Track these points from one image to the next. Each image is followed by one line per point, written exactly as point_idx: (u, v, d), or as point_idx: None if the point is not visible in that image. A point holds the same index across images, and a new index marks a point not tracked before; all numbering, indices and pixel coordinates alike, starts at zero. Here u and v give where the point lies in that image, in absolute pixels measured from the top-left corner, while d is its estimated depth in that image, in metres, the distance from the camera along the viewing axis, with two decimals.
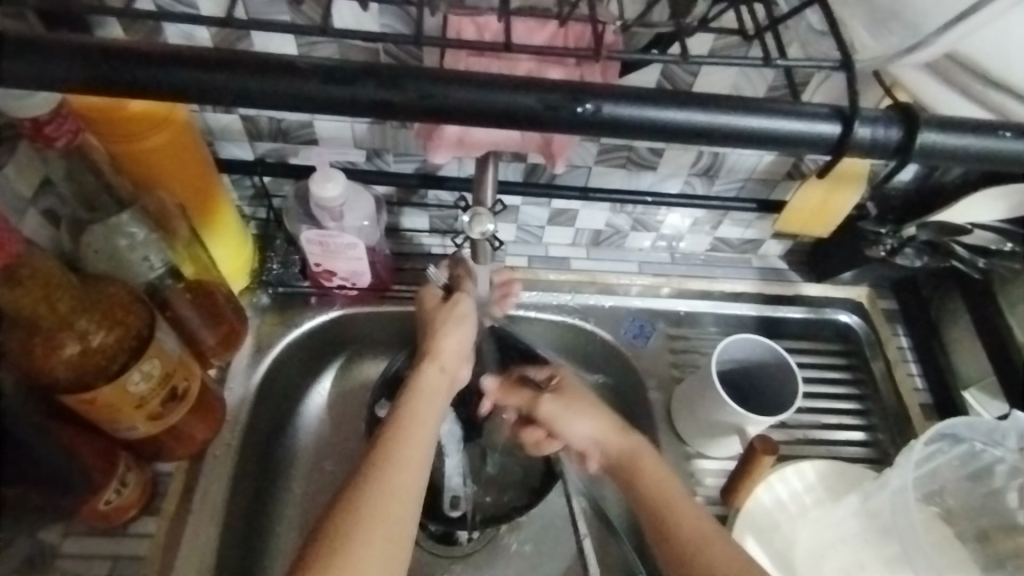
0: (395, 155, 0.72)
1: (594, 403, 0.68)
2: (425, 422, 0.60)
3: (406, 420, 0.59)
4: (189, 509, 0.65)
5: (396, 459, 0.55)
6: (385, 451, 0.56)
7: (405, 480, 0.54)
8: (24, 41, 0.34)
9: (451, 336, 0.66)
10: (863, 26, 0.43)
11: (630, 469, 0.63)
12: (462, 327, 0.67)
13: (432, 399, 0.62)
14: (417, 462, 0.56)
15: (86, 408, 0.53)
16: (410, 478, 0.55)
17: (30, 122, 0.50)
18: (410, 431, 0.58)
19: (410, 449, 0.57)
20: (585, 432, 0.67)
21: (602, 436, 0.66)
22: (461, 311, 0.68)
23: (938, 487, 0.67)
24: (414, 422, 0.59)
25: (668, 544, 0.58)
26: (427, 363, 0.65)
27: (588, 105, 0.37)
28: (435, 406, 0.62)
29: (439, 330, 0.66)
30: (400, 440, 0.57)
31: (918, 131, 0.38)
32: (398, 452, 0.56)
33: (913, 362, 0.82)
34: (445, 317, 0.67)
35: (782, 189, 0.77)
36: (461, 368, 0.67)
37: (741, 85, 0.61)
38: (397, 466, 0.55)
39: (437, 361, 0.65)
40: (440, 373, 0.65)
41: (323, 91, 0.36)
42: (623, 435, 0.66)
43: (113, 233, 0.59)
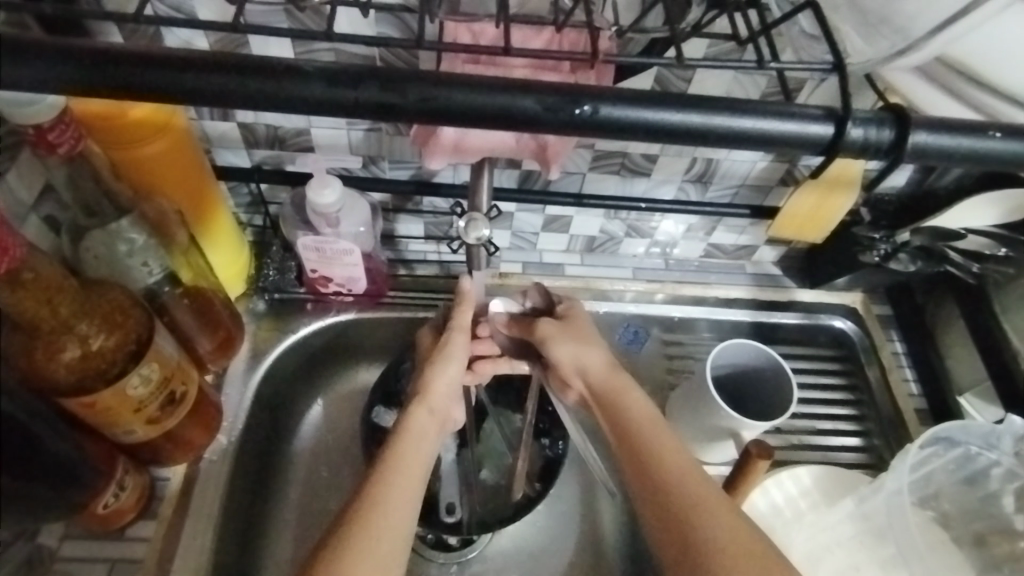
0: (390, 162, 0.72)
1: (592, 335, 0.67)
2: (413, 463, 0.60)
3: (395, 463, 0.59)
4: (186, 513, 0.65)
5: (383, 507, 0.55)
6: (373, 496, 0.56)
7: (389, 529, 0.54)
8: (26, 43, 0.34)
9: (440, 378, 0.66)
10: (856, 32, 0.43)
11: (613, 402, 0.62)
12: (455, 368, 0.67)
13: (420, 441, 0.62)
14: (404, 511, 0.56)
15: (85, 411, 0.53)
16: (399, 526, 0.55)
17: (34, 129, 0.50)
18: (398, 473, 0.58)
19: (399, 496, 0.57)
20: (575, 354, 0.65)
21: (593, 369, 0.64)
22: (453, 351, 0.68)
23: (933, 491, 0.68)
24: (403, 465, 0.59)
25: (643, 485, 0.57)
26: (416, 406, 0.65)
27: (586, 107, 0.37)
28: (424, 448, 0.62)
29: (429, 372, 0.67)
30: (389, 484, 0.57)
31: (910, 132, 0.39)
32: (386, 499, 0.56)
33: (907, 368, 0.83)
34: (436, 359, 0.67)
35: (776, 196, 0.78)
36: (450, 411, 0.67)
37: (734, 90, 0.62)
38: (384, 513, 0.55)
39: (426, 403, 0.65)
40: (429, 416, 0.64)
41: (325, 94, 0.36)
42: (614, 370, 0.64)
43: (113, 239, 0.59)
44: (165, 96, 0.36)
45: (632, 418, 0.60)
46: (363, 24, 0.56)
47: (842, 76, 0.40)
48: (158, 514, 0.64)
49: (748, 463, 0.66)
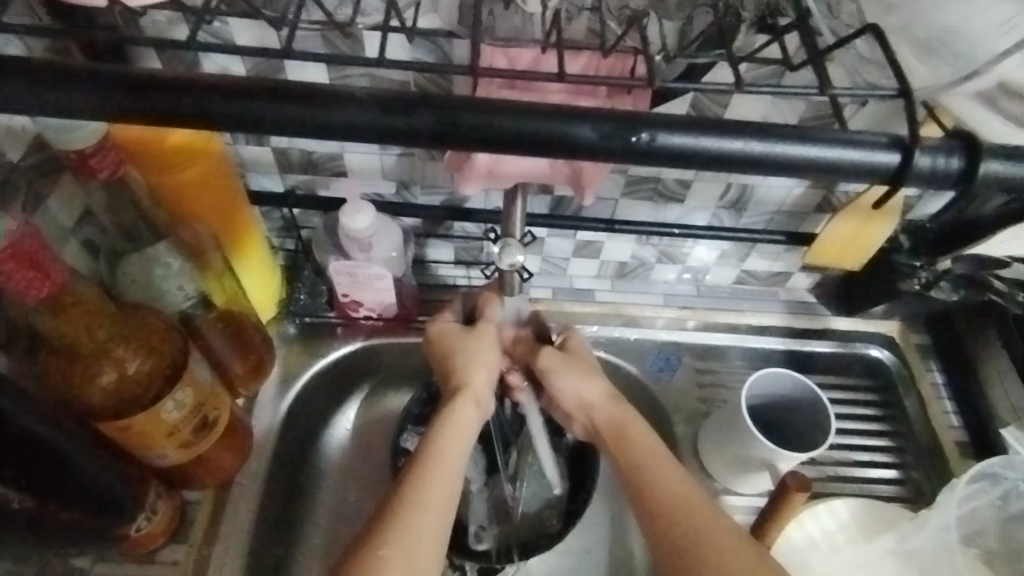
0: (422, 187, 0.72)
1: (592, 366, 0.67)
2: (452, 460, 0.58)
3: (432, 462, 0.57)
4: (216, 540, 0.64)
5: (419, 507, 0.54)
6: (409, 498, 0.54)
7: (423, 531, 0.53)
8: (72, 71, 0.35)
9: (484, 365, 0.65)
10: (913, 56, 0.42)
11: (619, 437, 0.62)
12: (489, 357, 0.65)
13: (459, 436, 0.60)
14: (437, 530, 0.54)
15: (121, 435, 0.53)
16: (430, 526, 0.53)
17: (75, 155, 0.51)
18: (436, 471, 0.56)
19: (437, 492, 0.55)
20: (576, 388, 0.65)
21: (594, 401, 0.64)
22: (489, 338, 0.66)
23: (978, 529, 0.66)
24: (440, 462, 0.57)
25: (661, 534, 0.55)
26: (460, 398, 0.63)
27: (645, 135, 0.36)
28: (462, 443, 0.60)
29: (469, 361, 0.64)
30: (427, 483, 0.56)
31: (981, 160, 0.38)
32: (423, 499, 0.54)
33: (946, 400, 0.79)
34: (472, 343, 0.65)
35: (813, 222, 0.77)
36: (493, 401, 0.65)
37: (773, 115, 0.61)
38: (414, 534, 0.52)
39: (471, 394, 0.63)
40: (474, 407, 0.63)
41: (370, 121, 0.36)
42: (617, 403, 0.64)
43: (149, 264, 0.59)
44: (211, 122, 0.36)
45: (650, 460, 0.59)
46: (401, 49, 0.56)
47: (909, 102, 0.39)
48: (189, 538, 0.64)
49: (785, 497, 0.63)
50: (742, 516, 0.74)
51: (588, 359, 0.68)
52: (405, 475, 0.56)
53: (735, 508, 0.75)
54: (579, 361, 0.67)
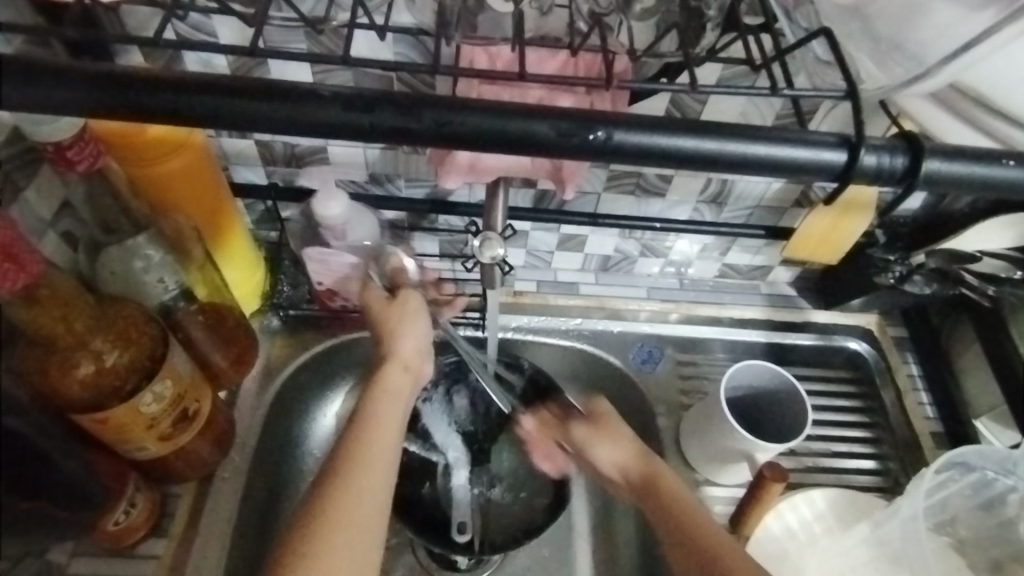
0: (406, 180, 0.73)
1: (628, 433, 0.66)
2: (391, 420, 0.60)
3: (372, 424, 0.59)
4: (197, 531, 0.65)
5: (367, 469, 0.55)
6: (356, 444, 0.57)
7: (368, 488, 0.55)
8: (47, 67, 0.35)
9: (410, 333, 0.66)
10: (871, 60, 0.43)
11: (650, 489, 0.61)
12: (418, 323, 0.66)
13: (395, 399, 0.62)
14: (383, 472, 0.56)
15: (100, 428, 0.54)
16: (376, 485, 0.55)
17: (52, 147, 0.52)
18: (377, 425, 0.59)
19: (380, 450, 0.57)
20: (612, 455, 0.65)
21: (626, 463, 0.64)
22: (414, 307, 0.67)
23: (949, 517, 0.67)
24: (382, 419, 0.59)
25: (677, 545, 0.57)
26: (389, 363, 0.64)
27: (600, 132, 0.37)
28: (398, 407, 0.61)
29: (396, 327, 0.65)
30: (369, 442, 0.57)
31: (924, 158, 0.38)
32: (367, 451, 0.57)
33: (923, 392, 0.81)
34: (402, 316, 0.66)
35: (790, 216, 0.78)
36: (424, 365, 0.67)
37: (749, 113, 0.62)
38: (366, 470, 0.55)
39: (400, 361, 0.64)
40: (404, 372, 0.64)
41: (345, 117, 0.37)
42: (644, 460, 0.63)
43: (129, 256, 0.60)
44: (194, 120, 0.37)
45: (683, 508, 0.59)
46: (380, 46, 0.57)
47: (855, 102, 0.39)
48: (168, 532, 0.64)
49: (761, 486, 0.66)
50: (722, 507, 0.75)
51: (622, 425, 0.67)
52: (353, 423, 0.59)
53: (713, 499, 0.75)
54: (614, 428, 0.66)
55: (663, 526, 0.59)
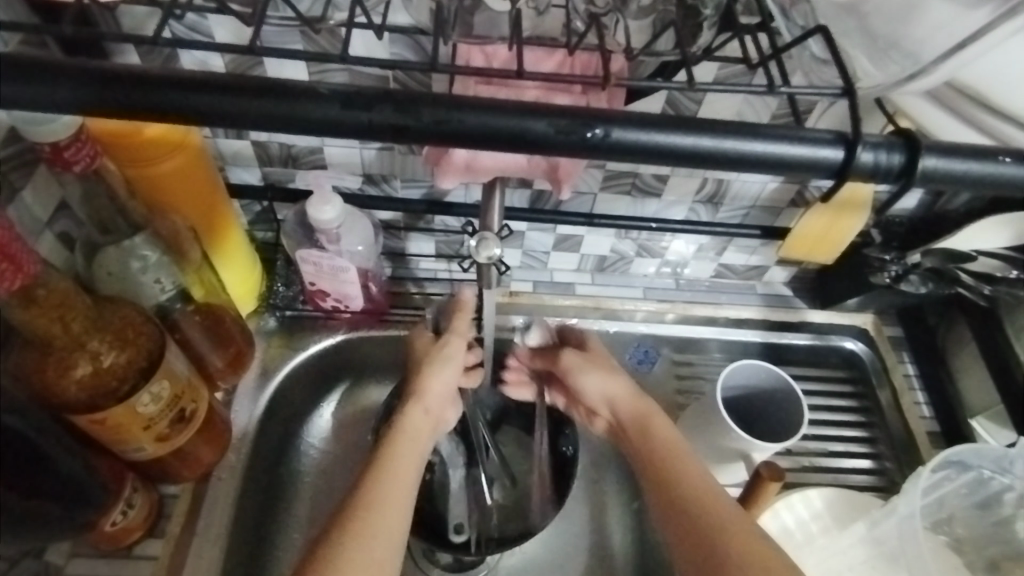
0: (403, 181, 0.73)
1: (613, 366, 0.70)
2: (407, 469, 0.59)
3: (386, 471, 0.58)
4: (194, 531, 0.65)
5: (380, 514, 0.55)
6: (371, 493, 0.56)
7: (382, 535, 0.54)
8: (44, 66, 0.35)
9: (438, 376, 0.66)
10: (866, 57, 0.43)
11: (640, 429, 0.64)
12: (449, 369, 0.66)
13: (414, 444, 0.62)
14: (396, 522, 0.56)
15: (97, 428, 0.54)
16: (388, 535, 0.55)
17: (50, 147, 0.51)
18: (393, 473, 0.58)
19: (395, 493, 0.57)
20: (601, 387, 0.68)
21: (614, 395, 0.67)
22: (450, 351, 0.67)
23: (946, 515, 0.67)
24: (398, 466, 0.59)
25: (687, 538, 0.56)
26: (411, 405, 0.64)
27: (599, 130, 0.37)
28: (418, 452, 0.62)
29: (425, 368, 0.66)
30: (383, 489, 0.57)
31: (921, 155, 0.38)
32: (380, 499, 0.56)
33: (918, 391, 0.82)
34: (432, 360, 0.66)
35: (787, 215, 0.78)
36: (445, 411, 0.67)
37: (745, 111, 0.63)
38: (378, 516, 0.55)
39: (421, 403, 0.64)
40: (424, 415, 0.64)
41: (343, 116, 0.37)
42: (636, 398, 0.66)
43: (125, 256, 0.60)
44: (193, 118, 0.37)
45: (669, 450, 0.62)
46: (377, 45, 0.57)
47: (853, 99, 0.40)
48: (165, 533, 0.64)
49: (760, 485, 0.65)
50: None
51: (610, 360, 0.71)
52: (370, 471, 0.59)
53: None
54: (599, 359, 0.70)
55: (648, 465, 0.62)
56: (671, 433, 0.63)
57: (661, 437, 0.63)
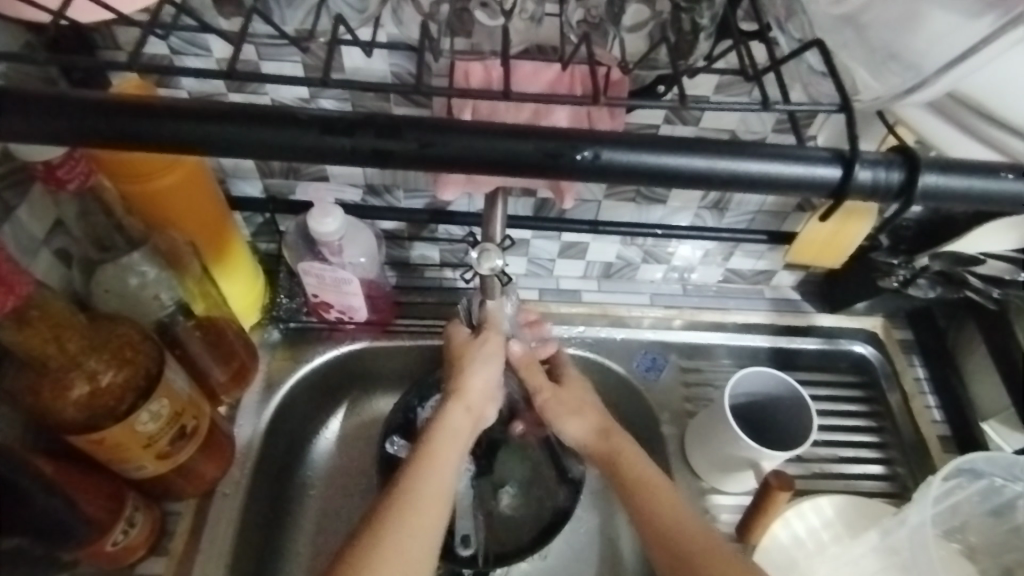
0: (405, 191, 0.72)
1: (591, 404, 0.69)
2: (449, 464, 0.60)
3: (429, 462, 0.59)
4: (197, 549, 0.64)
5: (418, 506, 0.56)
6: (409, 488, 0.57)
7: (420, 529, 0.55)
8: (31, 98, 0.35)
9: (479, 375, 0.66)
10: (865, 69, 0.42)
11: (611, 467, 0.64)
12: (491, 366, 0.67)
13: (457, 435, 0.63)
14: (436, 510, 0.57)
15: (95, 447, 0.54)
16: (428, 522, 0.56)
17: (43, 166, 0.52)
18: (435, 466, 0.59)
19: (438, 483, 0.58)
20: (569, 425, 0.68)
21: (588, 437, 0.67)
22: (492, 347, 0.67)
23: (959, 523, 0.66)
24: (441, 458, 0.60)
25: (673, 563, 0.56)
26: (453, 403, 0.65)
27: (587, 152, 0.36)
28: (460, 446, 0.62)
29: (467, 367, 0.66)
30: (426, 481, 0.58)
31: (920, 173, 0.38)
32: (420, 493, 0.57)
33: (930, 394, 0.80)
34: (470, 358, 0.67)
35: (794, 221, 0.77)
36: (488, 407, 0.67)
37: (749, 119, 0.61)
38: (418, 508, 0.56)
39: (464, 401, 0.65)
40: (466, 413, 0.64)
41: (322, 141, 0.36)
42: (606, 436, 0.66)
43: (124, 273, 0.60)
44: (197, 148, 0.36)
45: (646, 486, 0.61)
46: (373, 59, 0.57)
47: (850, 116, 0.39)
48: (168, 551, 0.64)
49: (768, 495, 0.65)
50: (727, 515, 0.74)
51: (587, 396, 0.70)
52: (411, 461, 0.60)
53: (720, 507, 0.74)
54: (577, 399, 0.69)
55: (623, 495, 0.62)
56: (645, 467, 0.63)
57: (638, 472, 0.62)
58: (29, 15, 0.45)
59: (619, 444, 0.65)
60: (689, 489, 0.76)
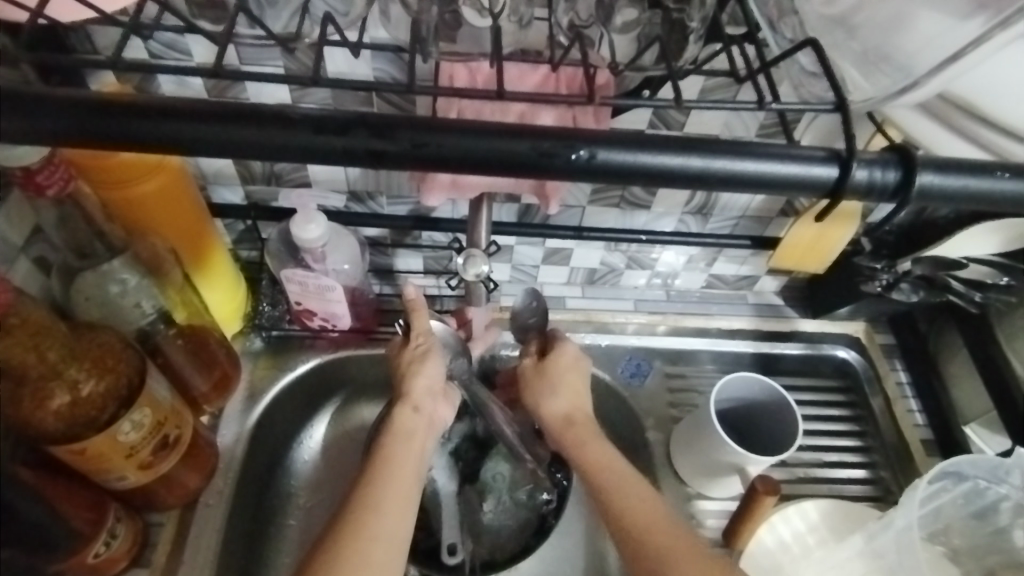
0: (388, 198, 0.72)
1: (576, 383, 0.68)
2: (405, 468, 0.59)
3: (385, 471, 0.58)
4: (180, 561, 0.63)
5: (378, 513, 0.55)
6: (364, 501, 0.56)
7: (382, 536, 0.54)
8: (12, 95, 0.34)
9: (423, 374, 0.65)
10: (856, 70, 0.42)
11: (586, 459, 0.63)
12: (433, 364, 0.66)
13: (408, 444, 0.61)
14: (398, 515, 0.55)
15: (76, 459, 0.53)
16: (393, 527, 0.55)
17: (21, 171, 0.51)
18: (387, 474, 0.58)
19: (390, 497, 0.56)
20: (557, 408, 0.67)
21: (571, 422, 0.66)
22: (427, 346, 0.66)
23: (942, 526, 0.66)
24: (391, 470, 0.58)
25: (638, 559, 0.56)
26: (400, 407, 0.63)
27: (583, 151, 0.36)
28: (415, 451, 0.61)
29: (409, 369, 0.65)
30: (380, 490, 0.56)
31: (917, 172, 0.38)
32: (376, 502, 0.55)
33: (912, 398, 0.81)
34: (411, 359, 0.65)
35: (776, 226, 0.77)
36: (439, 407, 0.66)
37: (732, 124, 0.62)
38: (376, 516, 0.55)
39: (410, 403, 0.64)
40: (415, 415, 0.63)
41: (315, 141, 0.36)
42: (586, 424, 0.66)
43: (104, 282, 0.58)
44: (184, 149, 0.36)
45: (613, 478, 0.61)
46: (359, 62, 0.56)
47: (846, 116, 0.39)
48: (150, 562, 0.62)
49: (755, 499, 0.65)
50: (714, 521, 0.74)
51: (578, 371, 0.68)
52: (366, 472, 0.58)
53: (707, 512, 0.74)
54: (562, 378, 0.68)
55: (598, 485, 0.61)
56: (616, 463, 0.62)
57: (605, 464, 0.62)
58: (8, 14, 0.44)
59: (584, 435, 0.65)
60: (675, 495, 0.75)
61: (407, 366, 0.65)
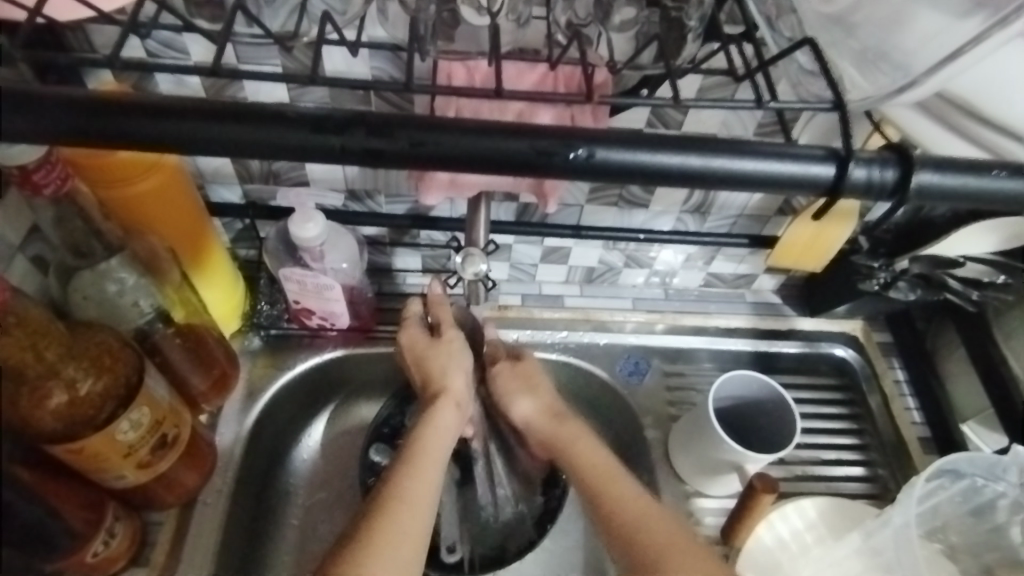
0: (387, 197, 0.72)
1: (540, 383, 0.68)
2: (437, 457, 0.59)
3: (420, 460, 0.59)
4: (178, 560, 0.63)
5: (411, 500, 0.55)
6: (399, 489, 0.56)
7: (415, 522, 0.54)
8: (7, 94, 0.34)
9: (457, 370, 0.66)
10: (854, 69, 0.42)
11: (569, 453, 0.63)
12: (462, 360, 0.67)
13: (446, 434, 0.62)
14: (426, 504, 0.56)
15: (73, 458, 0.52)
16: (424, 516, 0.55)
17: (18, 170, 0.50)
18: (425, 464, 0.58)
19: (422, 484, 0.57)
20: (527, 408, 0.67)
21: (545, 420, 0.66)
22: (456, 344, 0.67)
23: (940, 524, 0.67)
24: (425, 459, 0.59)
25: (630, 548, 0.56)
26: (439, 399, 0.64)
27: (582, 150, 0.36)
28: (448, 443, 0.61)
29: (442, 364, 0.66)
30: (413, 478, 0.57)
31: (914, 170, 0.38)
32: (412, 490, 0.56)
33: (909, 396, 0.81)
34: (444, 351, 0.66)
35: (774, 224, 0.77)
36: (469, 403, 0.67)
37: (731, 123, 0.62)
38: (409, 504, 0.55)
39: (453, 398, 0.64)
40: (456, 409, 0.64)
41: (314, 140, 0.36)
42: (563, 421, 0.66)
43: (102, 280, 0.58)
44: (181, 148, 0.36)
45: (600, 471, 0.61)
46: (357, 61, 0.56)
47: (844, 115, 0.39)
48: (149, 562, 0.63)
49: (753, 496, 0.65)
50: (710, 519, 0.74)
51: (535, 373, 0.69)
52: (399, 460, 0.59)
53: (705, 510, 0.74)
54: (527, 379, 0.68)
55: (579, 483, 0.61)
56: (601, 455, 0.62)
57: (593, 459, 0.62)
58: (6, 13, 0.44)
59: (571, 431, 0.65)
60: (674, 493, 0.75)
61: (438, 360, 0.66)
